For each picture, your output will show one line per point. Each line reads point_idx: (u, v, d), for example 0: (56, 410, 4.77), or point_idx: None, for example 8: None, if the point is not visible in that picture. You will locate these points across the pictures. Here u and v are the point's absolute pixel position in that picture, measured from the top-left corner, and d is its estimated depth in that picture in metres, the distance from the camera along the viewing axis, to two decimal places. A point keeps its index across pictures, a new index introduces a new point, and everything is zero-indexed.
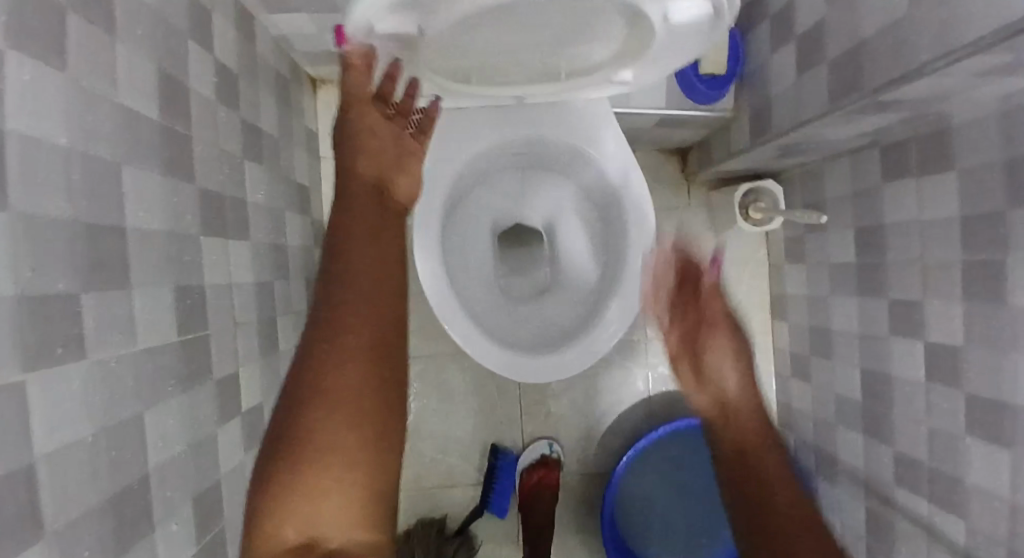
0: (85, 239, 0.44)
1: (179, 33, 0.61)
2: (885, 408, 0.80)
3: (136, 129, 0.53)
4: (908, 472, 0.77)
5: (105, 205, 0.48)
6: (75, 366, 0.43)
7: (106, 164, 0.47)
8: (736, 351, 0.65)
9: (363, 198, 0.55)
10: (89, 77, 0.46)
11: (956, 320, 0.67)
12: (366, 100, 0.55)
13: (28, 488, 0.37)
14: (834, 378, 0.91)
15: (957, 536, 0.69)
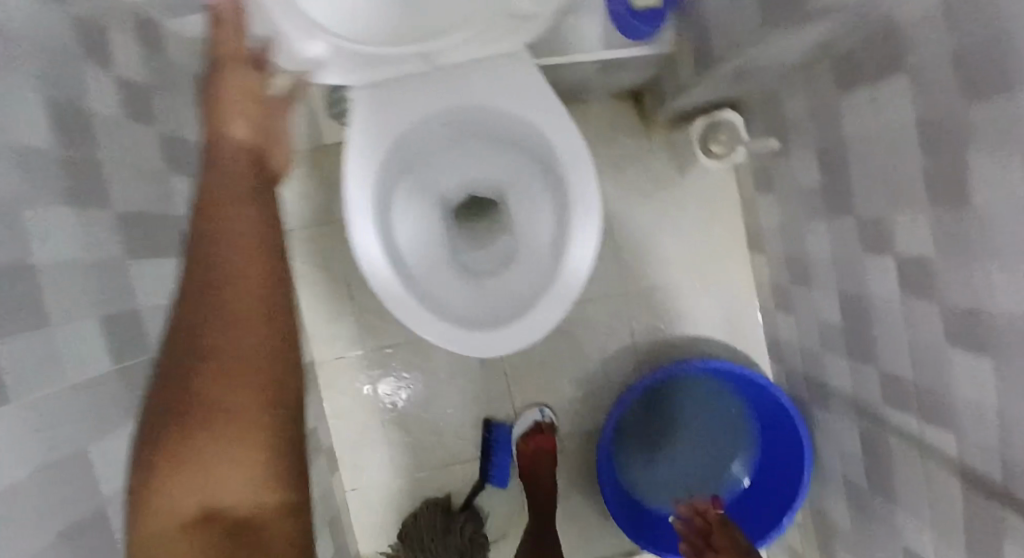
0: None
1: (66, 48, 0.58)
2: (865, 332, 0.78)
3: (32, 148, 0.49)
4: (894, 392, 0.75)
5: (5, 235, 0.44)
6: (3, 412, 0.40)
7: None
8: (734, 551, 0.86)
9: (228, 157, 0.48)
10: None
11: (924, 230, 0.64)
12: (236, 56, 0.54)
13: None
14: (814, 307, 0.89)
15: (950, 449, 0.68)
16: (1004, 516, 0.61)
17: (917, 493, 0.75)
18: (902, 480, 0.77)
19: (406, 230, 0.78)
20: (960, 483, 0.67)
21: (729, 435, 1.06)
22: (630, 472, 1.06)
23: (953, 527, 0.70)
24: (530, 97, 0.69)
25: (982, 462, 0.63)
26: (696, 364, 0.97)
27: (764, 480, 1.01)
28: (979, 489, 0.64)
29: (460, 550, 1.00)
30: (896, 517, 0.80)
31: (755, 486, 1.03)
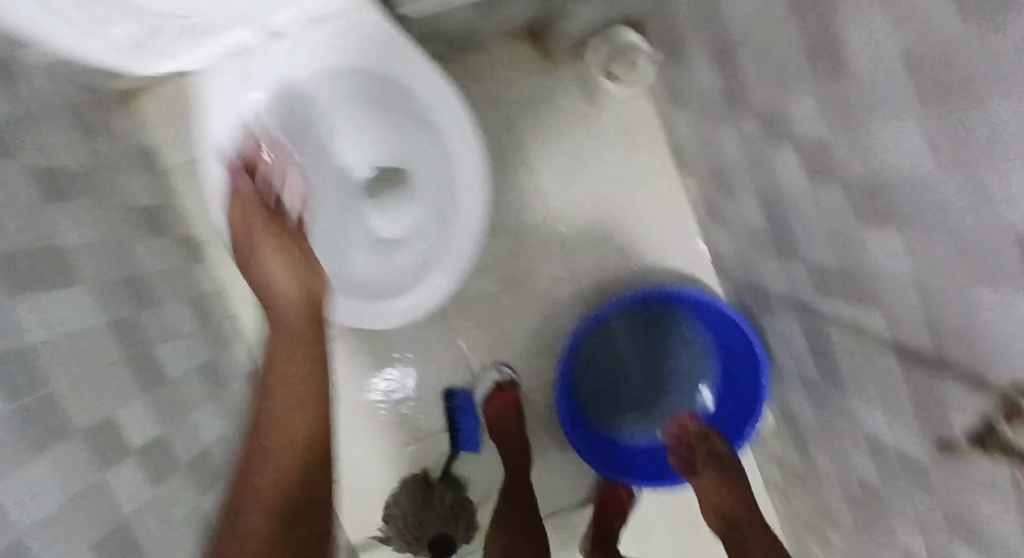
0: None
1: None
2: (786, 228, 0.76)
3: None
4: (823, 282, 0.73)
5: None
6: None
7: None
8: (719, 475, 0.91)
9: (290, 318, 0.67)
10: None
11: (813, 112, 0.61)
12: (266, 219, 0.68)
13: None
14: (742, 213, 0.87)
15: (881, 327, 0.67)
16: (942, 383, 0.60)
17: (862, 376, 0.75)
18: (848, 366, 0.77)
19: (298, 216, 0.77)
20: (897, 359, 0.66)
21: (689, 359, 1.08)
22: (597, 411, 1.08)
23: (899, 403, 0.69)
24: (392, 57, 0.68)
25: (912, 334, 0.62)
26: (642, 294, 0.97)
27: (728, 398, 1.04)
28: (914, 361, 0.63)
29: (443, 518, 1.01)
30: (852, 402, 0.80)
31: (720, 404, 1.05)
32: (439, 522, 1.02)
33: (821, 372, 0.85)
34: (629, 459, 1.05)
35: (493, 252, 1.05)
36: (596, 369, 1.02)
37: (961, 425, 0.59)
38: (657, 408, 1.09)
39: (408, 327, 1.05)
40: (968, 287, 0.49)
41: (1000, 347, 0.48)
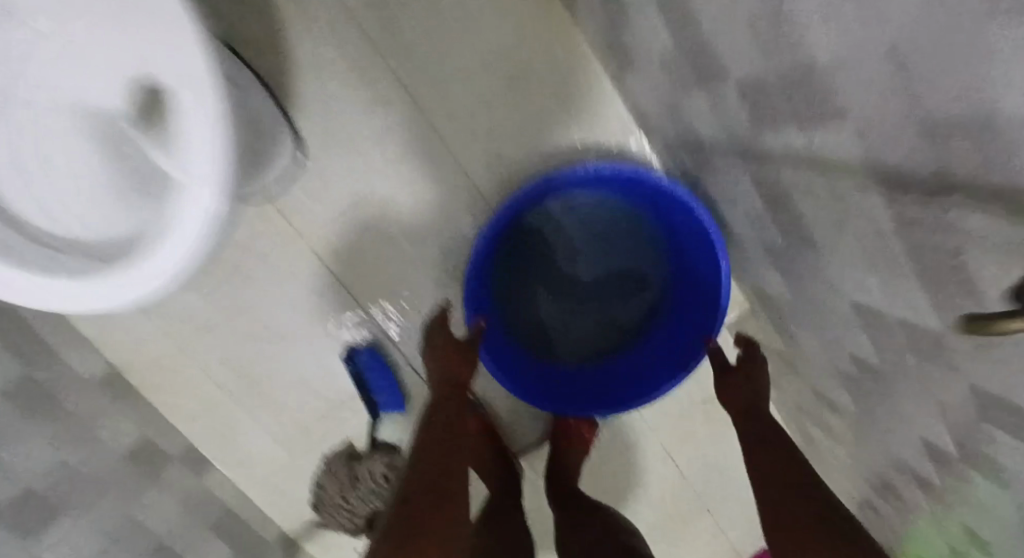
0: None
1: None
2: (700, 36, 0.52)
3: None
4: (762, 102, 0.50)
5: None
6: None
7: None
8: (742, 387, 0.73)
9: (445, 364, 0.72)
10: None
11: None
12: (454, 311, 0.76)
13: None
14: (651, 39, 0.62)
15: (848, 152, 0.44)
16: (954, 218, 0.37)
17: (830, 226, 0.54)
18: (814, 218, 0.56)
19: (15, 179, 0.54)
20: (880, 193, 0.44)
21: (636, 251, 0.92)
22: (535, 329, 0.92)
23: (888, 255, 0.48)
24: None
25: (890, 150, 0.39)
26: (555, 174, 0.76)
27: (684, 288, 0.88)
28: (904, 191, 0.41)
29: (375, 493, 0.86)
30: (827, 263, 0.60)
31: (676, 298, 0.90)
32: (372, 499, 0.87)
33: (784, 231, 0.65)
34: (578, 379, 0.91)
35: (360, 167, 0.82)
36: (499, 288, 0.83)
37: (976, 272, 0.38)
38: (605, 314, 0.93)
39: (280, 285, 0.84)
40: None
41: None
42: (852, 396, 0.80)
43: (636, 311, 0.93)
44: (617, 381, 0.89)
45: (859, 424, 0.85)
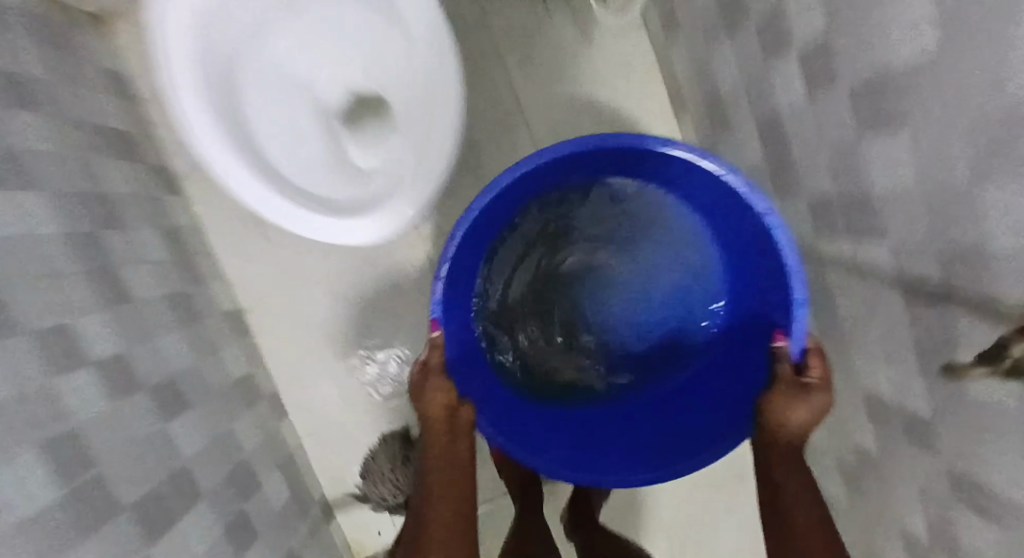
0: None
1: None
2: (786, 157, 0.72)
3: None
4: (825, 212, 0.69)
5: None
6: None
7: None
8: (814, 410, 0.65)
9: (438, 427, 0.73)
10: None
11: (816, 5, 0.56)
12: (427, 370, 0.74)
13: None
14: (741, 151, 0.83)
15: (883, 258, 0.62)
16: (947, 319, 0.54)
17: (860, 320, 0.70)
18: (846, 310, 0.72)
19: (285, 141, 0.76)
20: (899, 297, 0.61)
21: (641, 249, 0.96)
22: (570, 374, 0.97)
23: (897, 345, 0.64)
24: None
25: (917, 264, 0.56)
26: (508, 176, 0.71)
27: (727, 261, 0.90)
28: (915, 294, 0.58)
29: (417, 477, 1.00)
30: (850, 355, 0.75)
31: (724, 281, 0.92)
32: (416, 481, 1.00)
33: (821, 323, 0.80)
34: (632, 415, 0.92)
35: None
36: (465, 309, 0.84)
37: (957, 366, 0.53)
38: (647, 320, 0.98)
39: (393, 276, 1.02)
40: (973, 191, 0.45)
41: (1004, 253, 0.43)
42: (850, 488, 0.90)
43: (687, 301, 0.95)
44: (699, 406, 0.89)
45: (849, 525, 0.94)
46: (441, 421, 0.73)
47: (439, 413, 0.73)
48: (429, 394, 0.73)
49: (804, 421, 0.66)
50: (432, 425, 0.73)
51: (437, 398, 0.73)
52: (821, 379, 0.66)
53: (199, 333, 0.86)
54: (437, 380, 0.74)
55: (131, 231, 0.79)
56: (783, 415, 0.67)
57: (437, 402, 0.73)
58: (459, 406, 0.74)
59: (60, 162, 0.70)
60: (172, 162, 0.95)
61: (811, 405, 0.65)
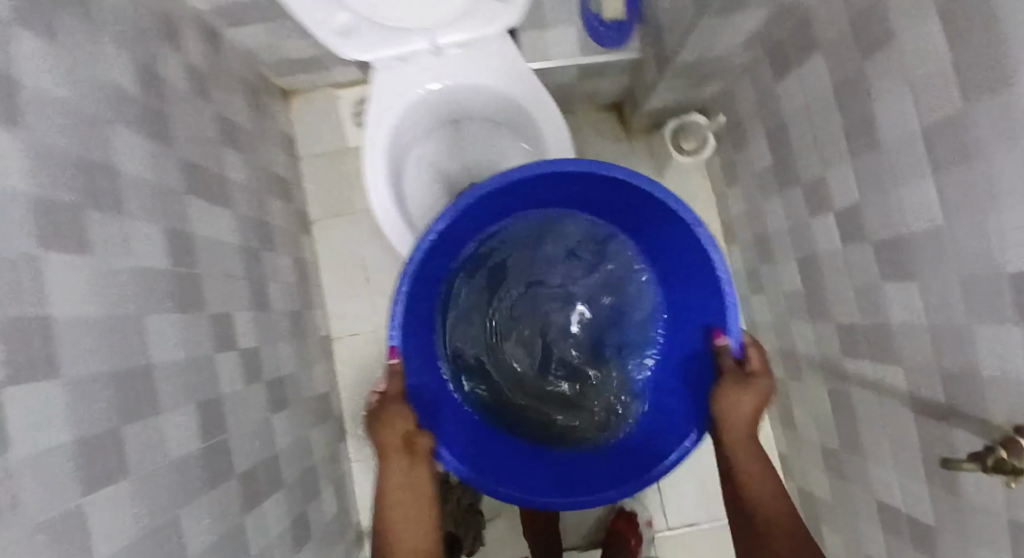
0: (73, 168, 0.56)
1: (147, 38, 0.73)
2: (820, 288, 0.88)
3: (103, 93, 0.63)
4: (851, 337, 0.83)
5: (48, 122, 0.54)
6: (59, 260, 0.52)
7: (38, 93, 0.54)
8: (756, 407, 0.70)
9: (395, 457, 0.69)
10: (58, 60, 0.57)
11: (851, 179, 0.75)
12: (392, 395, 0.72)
13: (27, 338, 0.47)
14: (780, 279, 1.00)
15: (899, 381, 0.75)
16: (951, 432, 0.66)
17: (877, 434, 0.81)
18: (868, 427, 0.83)
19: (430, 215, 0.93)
20: (912, 414, 0.73)
21: (579, 273, 0.94)
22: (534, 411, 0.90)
23: (908, 457, 0.75)
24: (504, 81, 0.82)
25: (927, 386, 0.69)
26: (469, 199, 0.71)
27: (656, 271, 0.87)
28: (925, 411, 0.70)
29: (454, 518, 1.11)
30: (867, 468, 0.85)
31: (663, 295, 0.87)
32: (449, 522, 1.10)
33: (838, 437, 0.91)
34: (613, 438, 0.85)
35: None
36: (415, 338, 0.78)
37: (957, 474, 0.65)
38: (600, 340, 0.93)
39: None
40: (967, 325, 0.60)
41: (993, 376, 0.57)
42: None
43: (625, 309, 0.91)
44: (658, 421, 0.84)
45: None
46: (398, 452, 0.69)
47: (394, 441, 0.69)
48: (388, 420, 0.70)
49: (750, 423, 0.70)
50: (389, 456, 0.69)
51: (396, 425, 0.70)
52: (760, 369, 0.71)
53: (301, 349, 1.00)
54: (396, 408, 0.71)
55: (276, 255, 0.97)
56: (734, 416, 0.71)
57: (396, 428, 0.69)
58: (419, 435, 0.70)
59: (246, 193, 0.90)
60: (310, 207, 1.15)
61: (756, 392, 0.70)
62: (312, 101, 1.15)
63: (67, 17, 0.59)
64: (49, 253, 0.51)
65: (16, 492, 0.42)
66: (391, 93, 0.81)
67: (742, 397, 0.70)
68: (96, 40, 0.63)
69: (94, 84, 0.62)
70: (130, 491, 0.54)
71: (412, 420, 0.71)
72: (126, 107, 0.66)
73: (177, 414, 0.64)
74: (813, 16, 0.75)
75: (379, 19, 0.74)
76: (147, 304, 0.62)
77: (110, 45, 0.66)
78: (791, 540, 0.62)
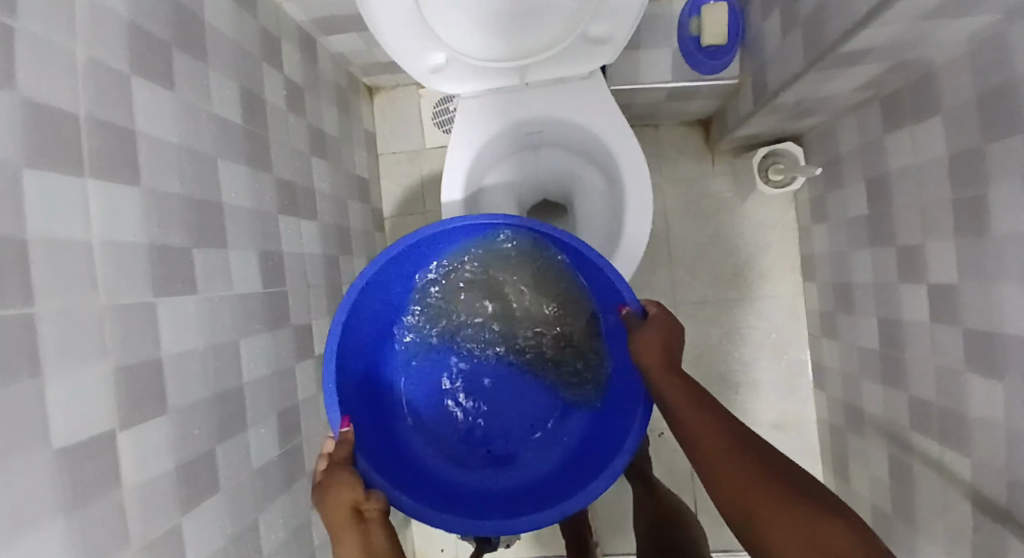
0: (184, 210, 0.61)
1: (253, 61, 0.76)
2: (899, 353, 0.84)
3: (211, 125, 0.67)
4: (923, 413, 0.80)
5: (164, 168, 0.59)
6: (167, 302, 0.57)
7: (158, 141, 0.58)
8: (665, 343, 0.67)
9: (345, 531, 0.60)
10: (175, 102, 0.61)
11: (952, 256, 0.70)
12: (341, 463, 0.66)
13: (139, 381, 0.53)
14: (857, 332, 0.95)
15: (965, 472, 0.72)
16: (1006, 539, 0.64)
17: (933, 513, 0.79)
18: (925, 503, 0.81)
19: None
20: (971, 507, 0.71)
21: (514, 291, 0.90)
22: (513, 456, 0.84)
23: (960, 548, 0.73)
24: (580, 106, 0.81)
25: (991, 486, 0.67)
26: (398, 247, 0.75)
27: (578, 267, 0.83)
28: (985, 511, 0.68)
29: None
30: (915, 541, 0.84)
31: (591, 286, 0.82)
32: None
33: (893, 503, 0.89)
34: (565, 452, 0.82)
35: None
36: (366, 422, 0.77)
37: None
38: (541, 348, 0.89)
39: None
40: None
41: None
42: None
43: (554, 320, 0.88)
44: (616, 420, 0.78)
45: None
46: (350, 527, 0.60)
47: (344, 513, 0.61)
48: (333, 490, 0.62)
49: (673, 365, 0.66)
50: (342, 530, 0.60)
51: (343, 494, 0.62)
52: (659, 312, 0.72)
53: None
54: (339, 473, 0.64)
55: (351, 257, 1.02)
56: (654, 344, 0.67)
57: (343, 496, 0.62)
58: (368, 499, 0.63)
59: (328, 202, 0.95)
60: (385, 203, 1.18)
61: (660, 327, 0.69)
62: (394, 98, 1.17)
63: (185, 58, 0.63)
64: (160, 296, 0.56)
65: (124, 519, 0.50)
66: (474, 125, 0.83)
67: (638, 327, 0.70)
68: (208, 74, 0.67)
69: (206, 121, 0.66)
70: (221, 501, 0.62)
71: (359, 484, 0.63)
72: (232, 137, 0.71)
73: (262, 426, 0.72)
74: (937, 77, 0.68)
75: (469, 59, 0.73)
76: (241, 327, 0.69)
77: (222, 79, 0.70)
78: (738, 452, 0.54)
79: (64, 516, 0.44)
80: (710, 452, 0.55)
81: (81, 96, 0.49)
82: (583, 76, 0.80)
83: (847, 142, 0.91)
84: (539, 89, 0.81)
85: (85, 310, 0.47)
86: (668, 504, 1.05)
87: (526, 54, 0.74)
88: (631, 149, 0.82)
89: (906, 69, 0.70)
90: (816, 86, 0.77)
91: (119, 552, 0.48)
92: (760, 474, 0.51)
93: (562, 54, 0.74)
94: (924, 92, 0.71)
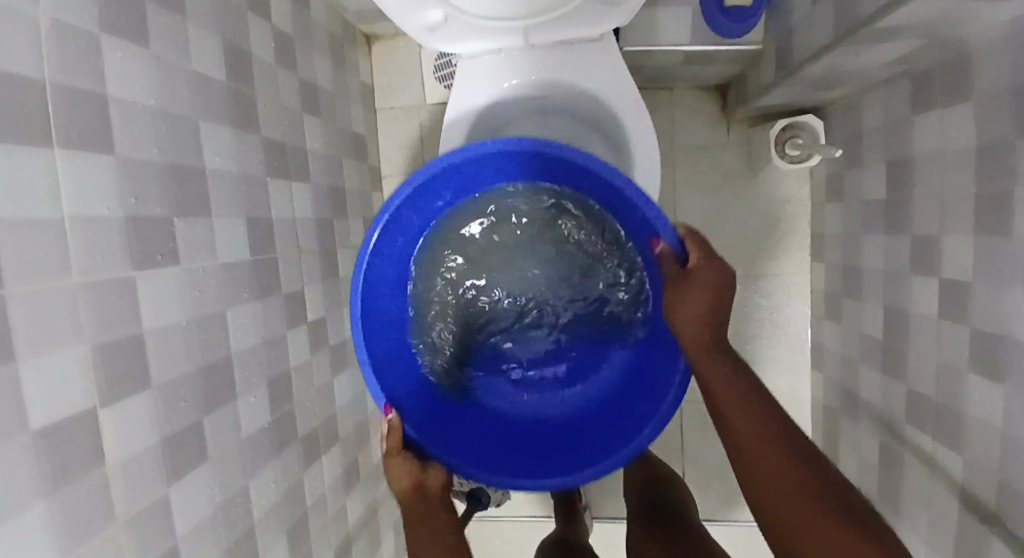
0: (162, 178, 0.58)
1: (238, 12, 0.71)
2: (902, 344, 0.82)
3: (190, 84, 0.63)
4: (919, 406, 0.79)
5: (140, 134, 0.56)
6: (146, 275, 0.56)
7: (131, 105, 0.54)
8: (706, 305, 0.64)
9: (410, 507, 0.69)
10: (149, 60, 0.57)
11: (968, 252, 0.67)
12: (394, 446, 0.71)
13: (118, 357, 0.52)
14: (860, 317, 0.93)
15: (955, 468, 0.72)
16: (988, 539, 0.64)
17: (918, 503, 0.79)
18: (910, 493, 0.81)
19: None
20: (957, 503, 0.71)
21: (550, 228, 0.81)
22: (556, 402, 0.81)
23: (942, 540, 0.74)
24: (588, 71, 0.76)
25: (980, 487, 0.67)
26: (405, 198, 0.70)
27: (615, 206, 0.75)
28: (971, 509, 0.68)
29: None
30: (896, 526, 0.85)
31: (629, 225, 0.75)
32: None
33: (879, 487, 0.90)
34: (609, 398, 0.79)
35: None
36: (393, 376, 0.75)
37: None
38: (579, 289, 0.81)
39: None
40: None
41: None
42: None
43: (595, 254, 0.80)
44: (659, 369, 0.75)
45: None
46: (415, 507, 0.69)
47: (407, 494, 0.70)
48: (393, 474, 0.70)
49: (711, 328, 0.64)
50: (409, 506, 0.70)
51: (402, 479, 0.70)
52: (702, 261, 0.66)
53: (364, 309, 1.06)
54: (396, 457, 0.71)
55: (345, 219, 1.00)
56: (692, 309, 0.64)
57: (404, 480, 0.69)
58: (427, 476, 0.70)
59: (321, 162, 0.91)
60: (383, 161, 1.14)
61: (702, 284, 0.64)
62: (393, 49, 1.11)
63: (159, 12, 0.58)
64: (138, 270, 0.55)
65: (107, 494, 0.50)
66: (475, 89, 0.78)
67: (678, 284, 0.65)
68: (187, 29, 0.62)
69: (184, 81, 0.62)
70: (209, 470, 0.63)
71: (416, 465, 0.70)
72: (215, 97, 0.67)
73: (251, 395, 0.72)
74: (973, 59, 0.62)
75: (468, 17, 0.68)
76: (228, 297, 0.68)
77: (203, 32, 0.65)
78: (775, 449, 0.56)
79: (45, 497, 0.44)
80: (744, 443, 0.58)
81: (45, 59, 0.45)
82: (592, 38, 0.74)
83: (871, 118, 0.85)
84: (548, 51, 0.76)
85: (60, 292, 0.46)
86: (656, 467, 1.07)
87: (532, 12, 0.68)
88: (641, 118, 0.77)
89: (945, 47, 0.64)
90: (843, 60, 0.71)
91: (104, 527, 0.49)
92: (792, 475, 0.54)
93: (570, 12, 0.68)
94: (958, 75, 0.65)
